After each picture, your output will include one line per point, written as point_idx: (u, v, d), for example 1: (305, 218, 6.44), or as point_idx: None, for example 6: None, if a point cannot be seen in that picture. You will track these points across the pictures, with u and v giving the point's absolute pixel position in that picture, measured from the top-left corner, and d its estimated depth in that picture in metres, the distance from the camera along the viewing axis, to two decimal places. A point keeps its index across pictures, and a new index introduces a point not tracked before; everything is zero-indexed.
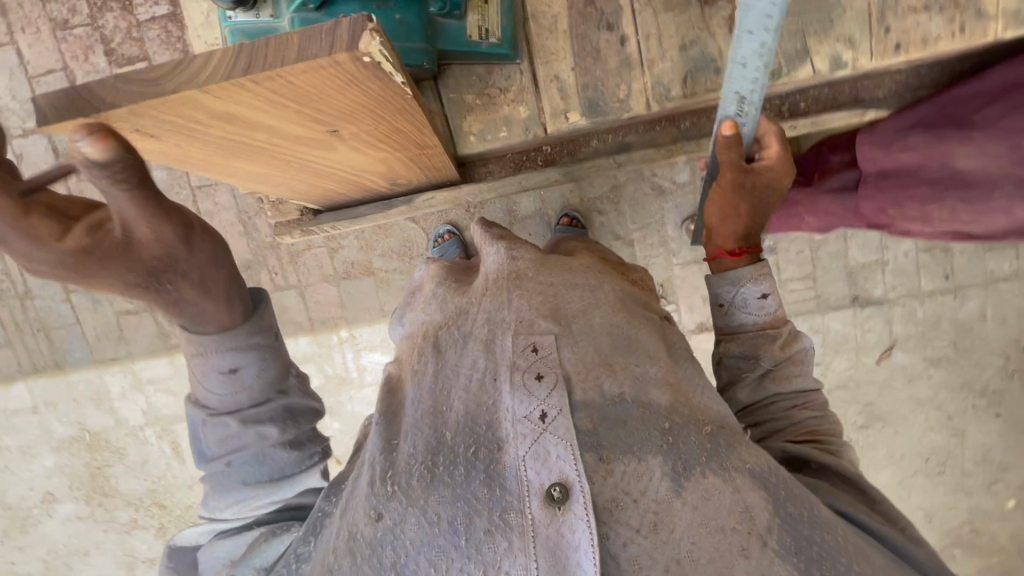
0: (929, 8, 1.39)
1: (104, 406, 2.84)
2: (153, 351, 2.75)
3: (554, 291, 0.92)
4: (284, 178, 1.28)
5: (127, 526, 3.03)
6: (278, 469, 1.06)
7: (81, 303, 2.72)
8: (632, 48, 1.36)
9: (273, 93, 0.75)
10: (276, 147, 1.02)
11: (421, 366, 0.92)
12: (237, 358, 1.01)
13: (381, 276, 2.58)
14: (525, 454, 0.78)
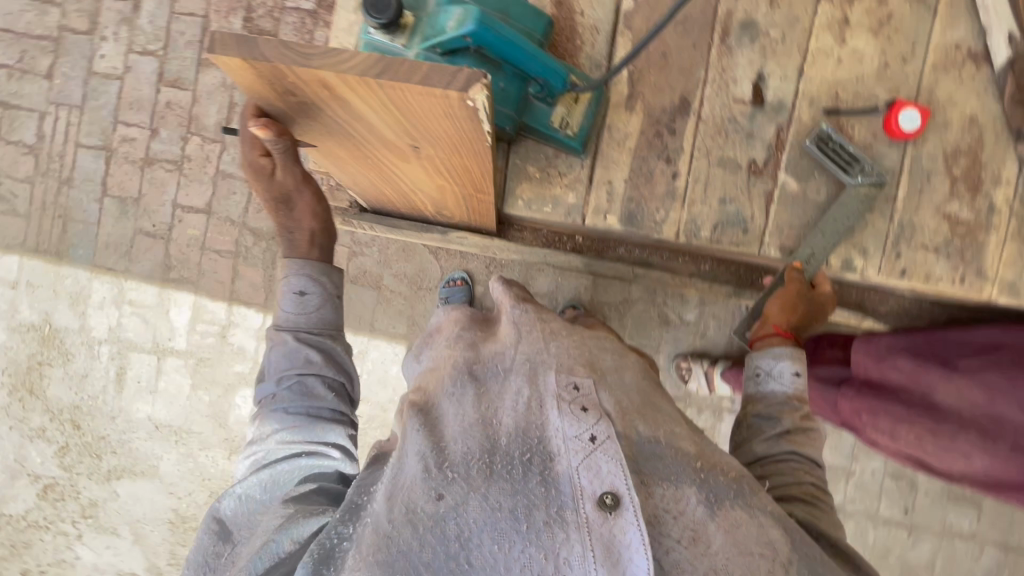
0: (938, 251, 1.43)
1: (76, 309, 2.85)
2: (150, 277, 2.83)
3: (587, 349, 1.10)
4: (356, 170, 1.43)
5: (33, 432, 2.91)
6: (315, 398, 1.32)
7: (108, 208, 2.82)
8: (681, 184, 1.48)
9: (388, 99, 0.90)
10: (369, 144, 1.17)
11: (459, 388, 1.01)
12: (309, 289, 1.37)
13: (385, 293, 2.71)
14: (579, 465, 0.88)
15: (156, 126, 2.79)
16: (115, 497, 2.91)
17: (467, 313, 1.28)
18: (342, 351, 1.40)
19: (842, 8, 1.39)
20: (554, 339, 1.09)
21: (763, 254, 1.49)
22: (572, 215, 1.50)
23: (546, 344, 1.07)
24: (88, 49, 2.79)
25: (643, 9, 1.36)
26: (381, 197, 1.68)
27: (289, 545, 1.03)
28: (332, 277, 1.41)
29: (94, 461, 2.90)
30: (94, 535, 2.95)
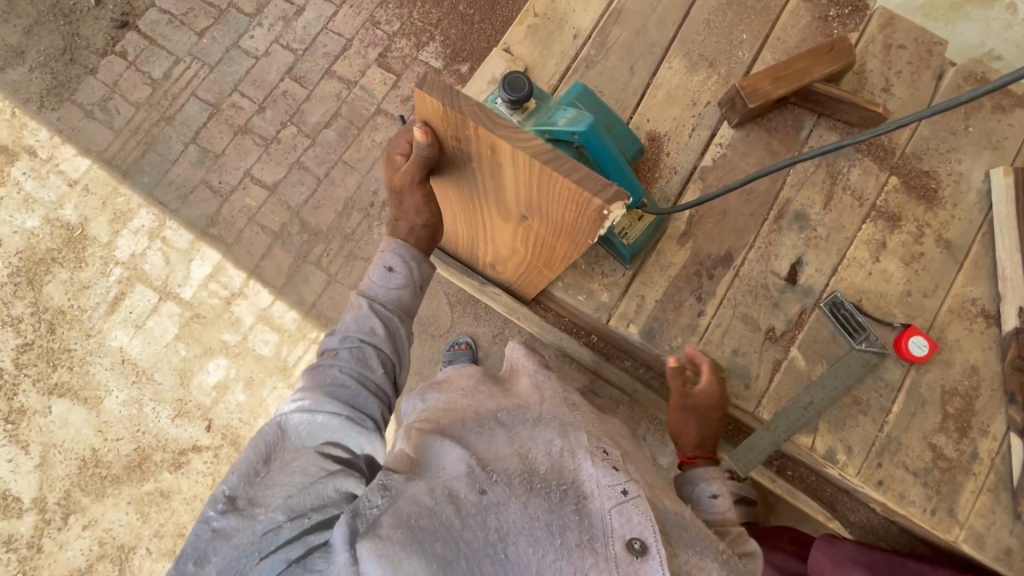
0: (917, 474, 1.48)
1: (114, 226, 2.96)
2: (193, 225, 2.97)
3: (607, 434, 1.37)
4: (452, 216, 1.61)
5: (9, 319, 2.88)
6: (368, 370, 1.36)
7: (190, 153, 3.04)
8: (702, 323, 1.60)
9: (538, 180, 1.06)
10: (488, 197, 1.33)
11: (488, 429, 1.30)
12: (395, 268, 1.43)
13: None
14: (611, 509, 1.07)
15: (265, 105, 3.08)
16: (45, 414, 2.80)
17: (480, 372, 1.66)
18: (403, 337, 1.46)
19: (884, 232, 1.56)
20: (576, 410, 1.44)
21: (757, 414, 1.56)
22: (600, 311, 1.63)
23: (567, 412, 1.40)
24: (243, 26, 3.17)
25: (718, 168, 1.54)
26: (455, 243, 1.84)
27: (333, 492, 1.09)
28: (422, 266, 1.46)
29: (47, 369, 2.84)
30: (2, 444, 2.80)
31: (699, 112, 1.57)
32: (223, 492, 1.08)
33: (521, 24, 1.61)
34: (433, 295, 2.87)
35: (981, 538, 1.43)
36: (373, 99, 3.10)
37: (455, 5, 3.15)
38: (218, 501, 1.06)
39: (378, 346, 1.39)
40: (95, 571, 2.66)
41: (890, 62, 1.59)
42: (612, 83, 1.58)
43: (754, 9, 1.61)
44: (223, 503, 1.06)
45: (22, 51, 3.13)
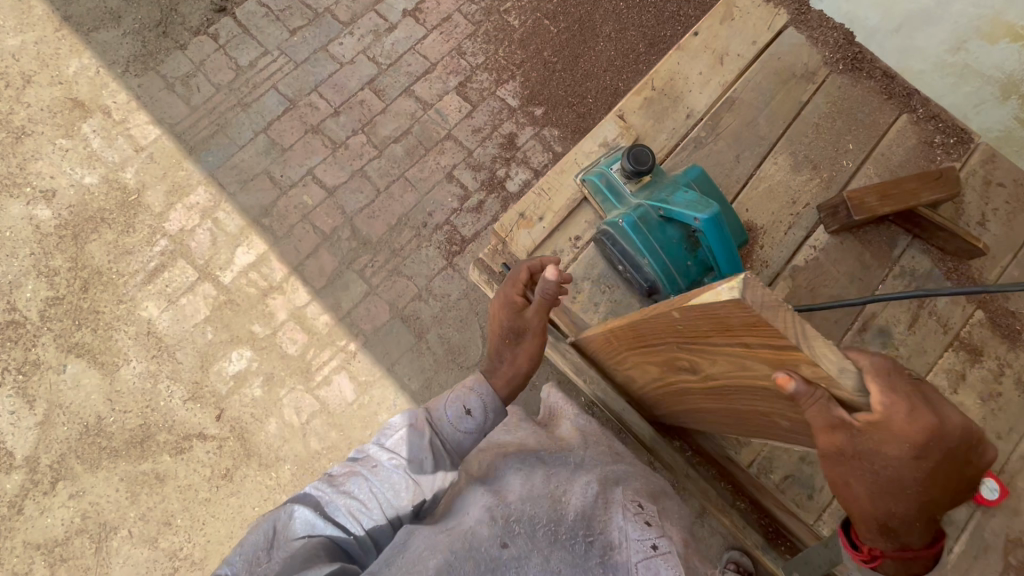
0: None
1: (170, 197, 2.97)
2: (247, 212, 2.98)
3: (648, 482, 1.39)
4: (746, 425, 1.27)
5: (46, 270, 2.85)
6: (397, 497, 1.17)
7: (258, 142, 3.07)
8: None
9: (595, 353, 1.61)
10: (640, 358, 1.37)
11: (527, 465, 1.28)
12: (474, 410, 1.31)
13: (423, 343, 2.84)
14: (639, 562, 1.03)
15: (340, 110, 3.14)
16: (58, 372, 2.74)
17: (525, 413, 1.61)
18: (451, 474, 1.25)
19: (964, 364, 1.55)
20: (617, 458, 1.44)
21: (814, 528, 1.52)
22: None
23: (612, 459, 1.41)
24: (333, 32, 3.26)
25: (810, 271, 1.54)
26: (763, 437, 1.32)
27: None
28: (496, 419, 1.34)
29: (71, 327, 2.79)
30: (8, 394, 2.72)
31: (798, 211, 1.58)
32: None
33: (638, 94, 1.64)
34: (467, 325, 2.85)
35: None
36: (446, 122, 3.15)
37: (541, 50, 3.24)
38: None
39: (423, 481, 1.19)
40: (70, 545, 2.56)
41: (988, 198, 1.61)
42: (716, 167, 1.60)
43: (862, 122, 1.64)
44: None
45: (119, 16, 3.21)
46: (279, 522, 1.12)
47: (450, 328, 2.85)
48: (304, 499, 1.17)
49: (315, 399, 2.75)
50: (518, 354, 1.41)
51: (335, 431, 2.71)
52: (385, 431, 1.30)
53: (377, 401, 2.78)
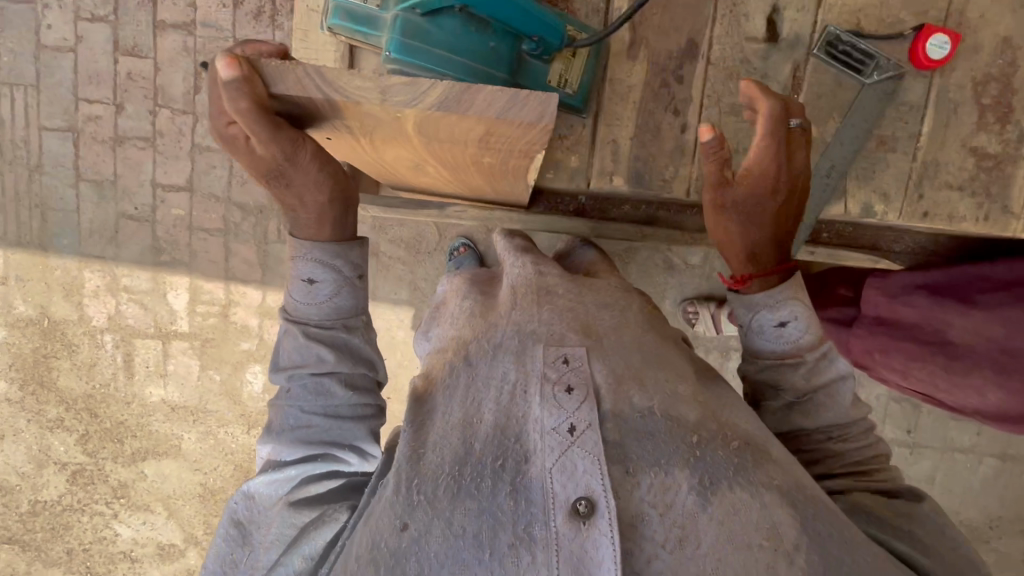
0: (960, 188, 1.59)
1: (71, 299, 2.78)
2: (140, 262, 2.74)
3: (584, 310, 1.10)
4: (486, 175, 1.39)
5: (52, 422, 2.91)
6: (330, 399, 1.21)
7: (86, 192, 2.70)
8: (689, 136, 1.63)
9: (405, 181, 1.70)
10: (401, 168, 1.47)
11: (452, 379, 1.06)
12: (319, 275, 1.22)
13: (383, 260, 2.77)
14: (553, 466, 0.89)
15: (120, 101, 2.62)
16: (143, 478, 2.94)
17: (470, 276, 1.30)
18: (357, 340, 1.26)
19: None
20: (549, 301, 1.11)
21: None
22: (575, 179, 1.66)
23: (541, 310, 1.09)
24: (33, 21, 2.58)
25: None
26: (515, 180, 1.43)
27: (300, 563, 1.03)
28: (354, 253, 1.25)
29: (118, 445, 2.91)
30: (130, 513, 2.97)
31: None
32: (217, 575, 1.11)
33: None
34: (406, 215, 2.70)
35: None
36: (220, 28, 2.53)
37: None
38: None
39: (333, 370, 1.22)
40: None
41: None
42: None
43: None
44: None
45: None
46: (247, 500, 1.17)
47: (395, 229, 2.73)
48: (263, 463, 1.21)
49: None
50: (303, 193, 1.17)
51: None
52: (276, 353, 1.28)
53: (388, 328, 2.84)
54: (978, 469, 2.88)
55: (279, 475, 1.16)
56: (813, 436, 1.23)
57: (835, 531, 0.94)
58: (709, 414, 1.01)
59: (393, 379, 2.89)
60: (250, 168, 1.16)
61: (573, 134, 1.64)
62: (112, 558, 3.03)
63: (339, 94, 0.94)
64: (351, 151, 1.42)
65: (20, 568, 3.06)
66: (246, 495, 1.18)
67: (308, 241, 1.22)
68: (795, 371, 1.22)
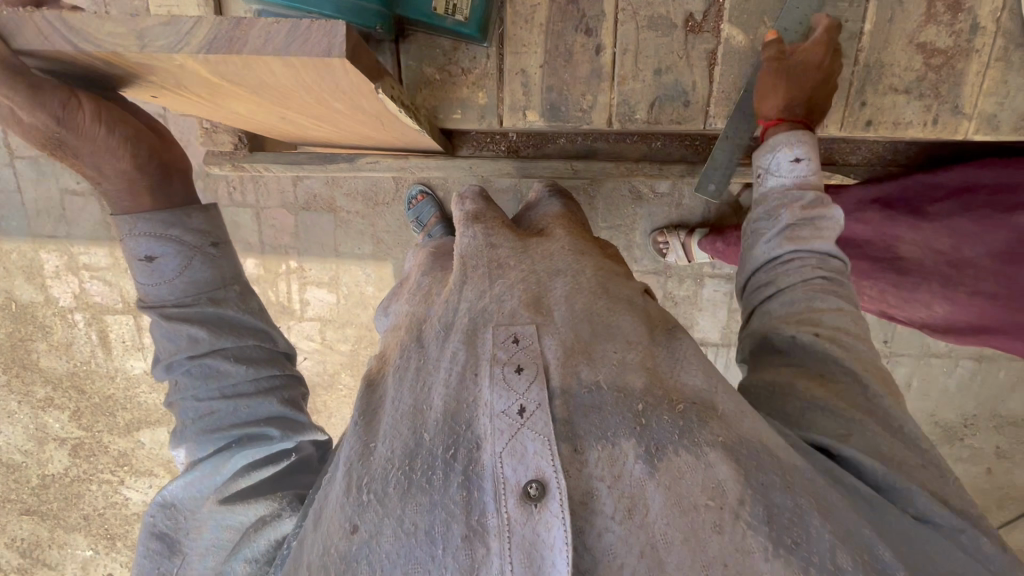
0: (909, 92, 1.54)
1: (34, 282, 2.75)
2: (94, 238, 2.67)
3: (536, 278, 1.03)
4: (347, 116, 1.35)
5: (42, 401, 2.97)
6: (218, 378, 1.18)
7: (24, 171, 2.60)
8: (606, 59, 1.56)
9: (300, 132, 1.65)
10: (281, 120, 1.42)
11: (402, 361, 1.03)
12: (157, 250, 1.19)
13: (341, 215, 2.69)
14: (503, 452, 0.85)
15: None
16: (141, 446, 3.05)
17: (430, 250, 1.23)
18: (231, 311, 1.23)
19: None
20: (500, 273, 1.03)
21: (710, 126, 1.61)
22: (486, 117, 1.63)
23: (491, 282, 1.02)
24: None
25: None
26: (380, 120, 1.39)
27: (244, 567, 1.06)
28: (193, 220, 1.23)
29: (110, 417, 2.99)
30: (135, 479, 3.11)
31: None
32: None
33: None
34: None
35: (990, 118, 1.53)
36: None
37: None
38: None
39: (213, 348, 1.19)
40: None
41: None
42: None
43: None
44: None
45: None
46: (165, 510, 1.15)
47: (348, 182, 2.64)
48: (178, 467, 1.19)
49: (311, 321, 2.91)
50: (98, 159, 1.19)
51: (350, 328, 2.90)
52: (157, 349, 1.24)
53: (359, 284, 2.81)
54: (954, 372, 2.92)
55: (197, 474, 1.15)
56: (795, 259, 1.19)
57: (782, 481, 0.90)
58: (656, 378, 0.94)
59: (369, 334, 2.90)
60: (27, 138, 1.15)
61: (478, 67, 1.59)
62: (127, 519, 3.19)
63: (90, 44, 0.95)
64: (221, 109, 1.39)
65: (43, 535, 3.24)
66: (166, 503, 1.16)
67: (133, 215, 1.20)
68: (801, 200, 1.24)
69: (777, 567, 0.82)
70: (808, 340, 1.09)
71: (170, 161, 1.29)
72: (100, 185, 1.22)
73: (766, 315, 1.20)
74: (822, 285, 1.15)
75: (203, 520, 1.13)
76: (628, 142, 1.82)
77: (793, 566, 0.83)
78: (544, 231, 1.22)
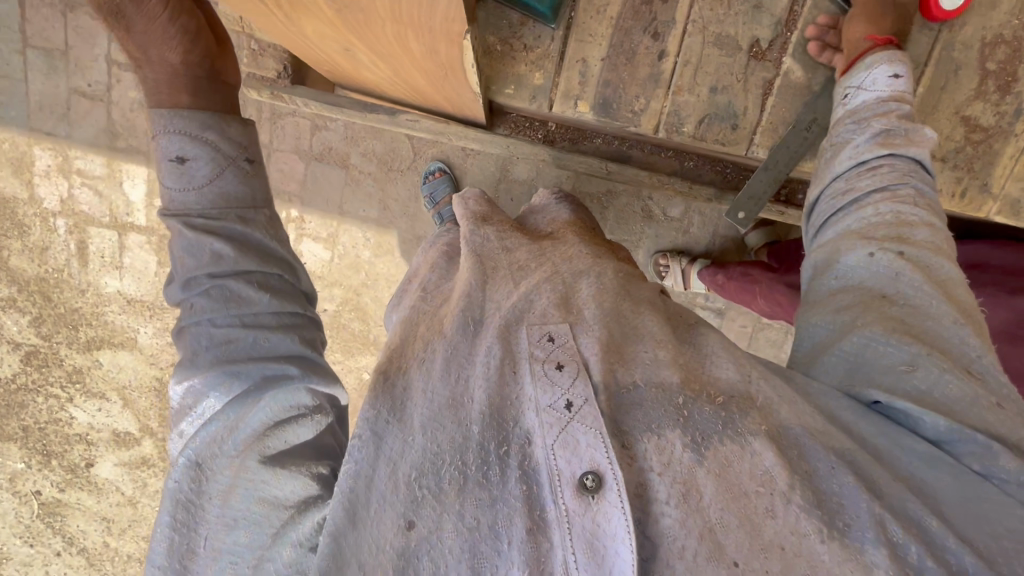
0: (944, 160, 1.59)
1: (21, 178, 2.64)
2: (94, 145, 2.57)
3: (563, 279, 1.04)
4: (411, 59, 1.33)
5: (3, 302, 2.85)
6: (238, 303, 1.16)
7: (34, 61, 2.49)
8: (666, 66, 1.58)
9: (345, 70, 1.60)
10: (342, 51, 1.38)
11: (427, 355, 1.01)
12: (190, 152, 1.15)
13: (354, 173, 2.64)
14: (555, 443, 0.86)
15: None
16: (98, 367, 2.94)
17: (442, 251, 1.22)
18: (256, 233, 1.22)
19: None
20: (524, 277, 1.06)
21: (750, 154, 1.65)
22: (537, 98, 1.62)
23: (517, 286, 1.04)
24: None
25: None
26: (445, 70, 1.38)
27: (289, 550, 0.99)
28: (230, 128, 1.20)
29: (72, 332, 2.88)
30: (84, 400, 3.00)
31: None
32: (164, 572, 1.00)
33: None
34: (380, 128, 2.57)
35: (1012, 203, 1.59)
36: None
37: None
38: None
39: (236, 270, 1.17)
40: None
41: None
42: None
43: None
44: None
45: None
46: (189, 473, 1.06)
47: (367, 141, 2.59)
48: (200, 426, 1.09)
49: None
50: (148, 44, 1.15)
51: (338, 288, 2.85)
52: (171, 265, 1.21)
53: (354, 246, 2.77)
54: None
55: (222, 425, 1.08)
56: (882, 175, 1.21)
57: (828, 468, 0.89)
58: (692, 375, 0.95)
59: (356, 298, 2.86)
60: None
61: (540, 47, 1.58)
62: (68, 439, 3.08)
63: None
64: (281, 20, 1.33)
65: None
66: (190, 465, 1.07)
67: (171, 110, 1.15)
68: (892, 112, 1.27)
69: (834, 549, 0.81)
70: (885, 262, 1.10)
71: (221, 70, 1.25)
72: (142, 71, 1.18)
73: (842, 228, 1.21)
74: (904, 203, 1.16)
75: (235, 488, 1.05)
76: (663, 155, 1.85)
77: (850, 550, 0.81)
78: (553, 236, 1.24)
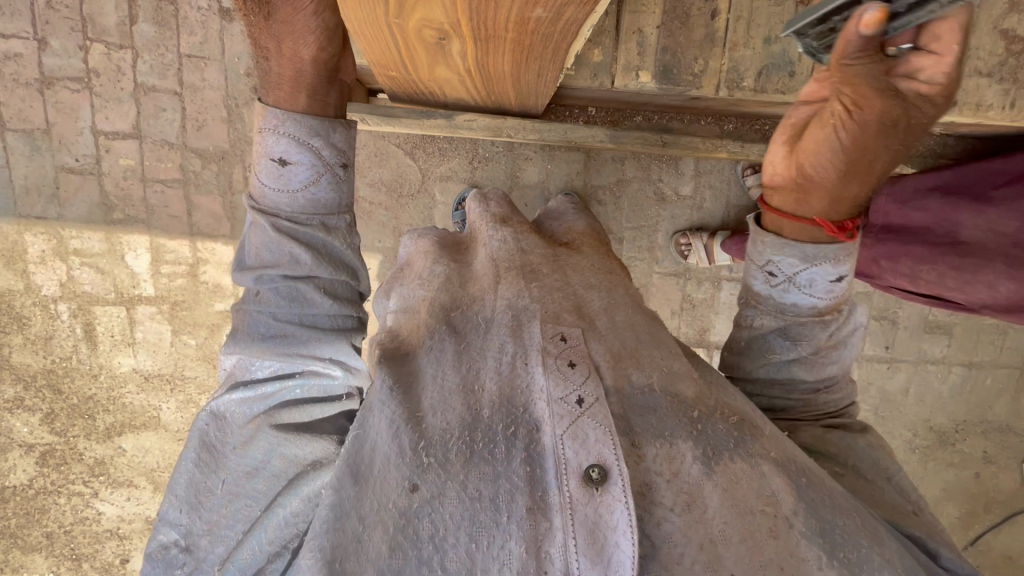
0: None
1: (13, 268, 2.50)
2: (89, 222, 2.46)
3: (571, 291, 1.01)
4: (510, 55, 1.23)
5: (10, 404, 2.68)
6: (307, 304, 1.16)
7: (15, 145, 2.38)
8: (719, 24, 1.62)
9: (411, 85, 1.54)
10: (423, 53, 1.26)
11: (436, 341, 0.96)
12: (295, 156, 1.11)
13: (363, 205, 2.60)
14: (564, 434, 0.84)
15: (42, 36, 2.30)
16: (121, 453, 2.77)
17: (436, 239, 1.15)
18: (338, 243, 1.19)
19: None
20: (536, 280, 1.01)
21: None
22: (599, 74, 1.64)
23: (527, 287, 0.99)
24: None
25: None
26: (552, 58, 1.26)
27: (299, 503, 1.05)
28: (336, 135, 1.15)
29: (88, 422, 2.71)
30: (111, 491, 2.81)
31: None
32: (180, 503, 1.12)
33: None
34: (384, 155, 2.54)
35: None
36: None
37: None
38: (171, 548, 1.09)
39: (310, 275, 1.15)
40: None
41: None
42: None
43: None
44: (179, 555, 1.08)
45: None
46: (215, 420, 1.16)
47: (374, 170, 2.55)
48: (237, 382, 1.17)
49: None
50: (285, 41, 1.03)
51: None
52: (243, 250, 1.20)
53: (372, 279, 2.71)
54: (947, 378, 2.97)
55: (255, 393, 1.14)
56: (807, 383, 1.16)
57: (829, 499, 0.91)
58: (705, 390, 0.98)
59: None
60: None
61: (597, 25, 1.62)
62: (97, 537, 2.87)
63: None
64: (363, 31, 1.19)
65: None
66: (217, 413, 1.16)
67: (288, 114, 1.10)
68: (823, 326, 1.10)
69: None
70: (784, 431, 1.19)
71: (342, 68, 1.15)
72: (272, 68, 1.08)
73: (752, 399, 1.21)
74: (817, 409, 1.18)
75: (257, 444, 1.12)
76: (701, 122, 1.91)
77: None
78: (568, 245, 1.15)
